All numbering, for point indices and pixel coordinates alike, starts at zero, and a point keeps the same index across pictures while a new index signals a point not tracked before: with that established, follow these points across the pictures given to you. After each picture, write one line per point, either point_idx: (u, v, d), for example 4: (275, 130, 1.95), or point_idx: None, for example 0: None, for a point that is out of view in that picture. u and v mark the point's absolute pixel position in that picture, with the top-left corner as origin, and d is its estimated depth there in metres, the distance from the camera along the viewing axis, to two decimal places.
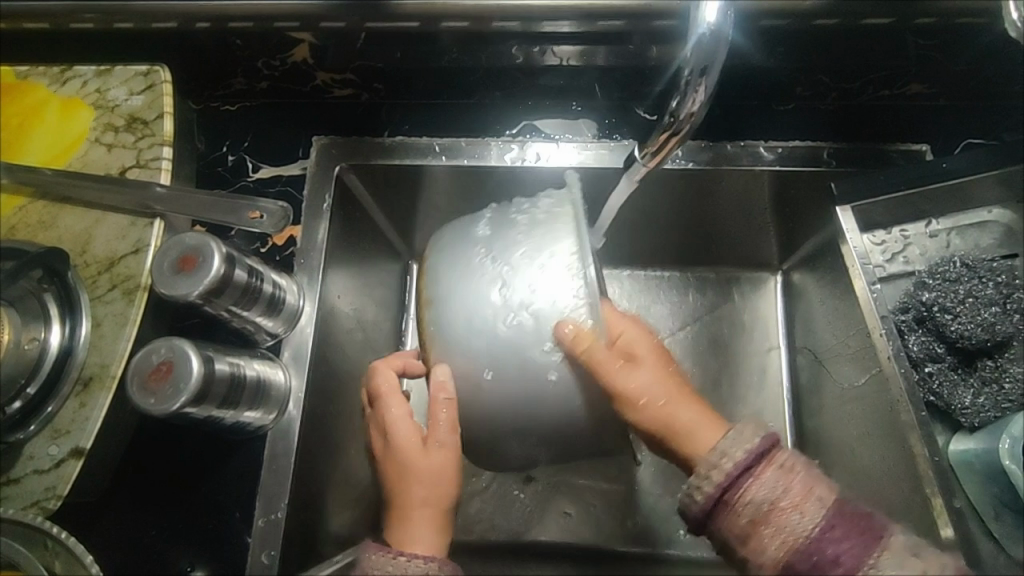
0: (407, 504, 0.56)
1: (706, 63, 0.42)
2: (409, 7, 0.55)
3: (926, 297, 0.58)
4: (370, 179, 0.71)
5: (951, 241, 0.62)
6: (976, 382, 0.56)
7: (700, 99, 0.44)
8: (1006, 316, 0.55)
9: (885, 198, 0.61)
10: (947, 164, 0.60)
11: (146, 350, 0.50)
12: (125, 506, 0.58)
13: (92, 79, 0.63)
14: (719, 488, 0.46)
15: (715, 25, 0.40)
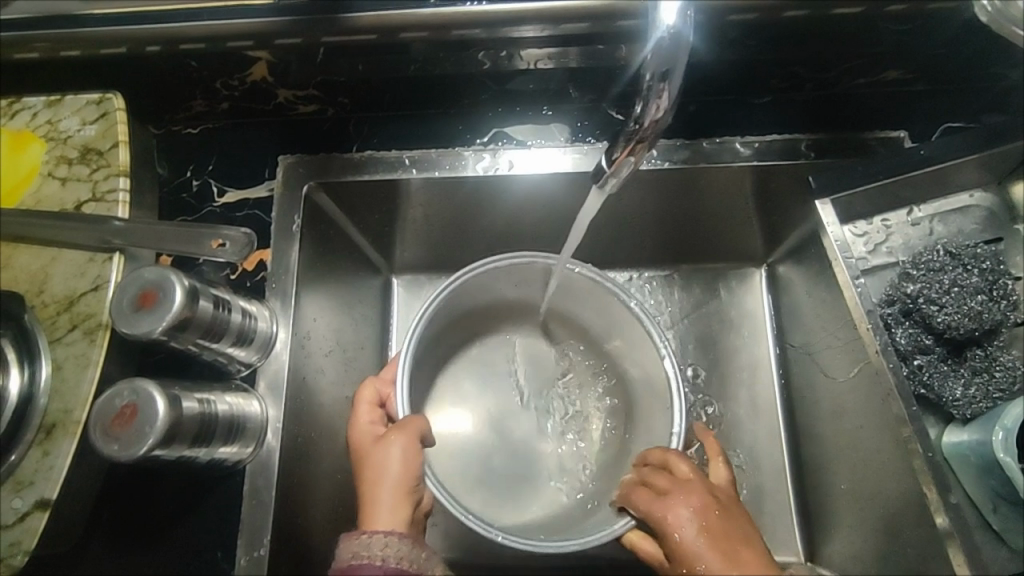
0: (373, 494, 0.54)
1: (667, 67, 0.40)
2: (367, 20, 0.53)
3: (910, 289, 0.56)
4: (342, 195, 0.69)
5: (934, 228, 0.61)
6: (966, 372, 0.54)
7: (664, 105, 0.43)
8: (994, 304, 0.54)
9: (862, 190, 0.59)
10: (926, 150, 0.58)
11: (110, 393, 0.48)
12: (101, 551, 0.55)
13: (41, 111, 0.60)
14: None
15: (674, 28, 0.39)
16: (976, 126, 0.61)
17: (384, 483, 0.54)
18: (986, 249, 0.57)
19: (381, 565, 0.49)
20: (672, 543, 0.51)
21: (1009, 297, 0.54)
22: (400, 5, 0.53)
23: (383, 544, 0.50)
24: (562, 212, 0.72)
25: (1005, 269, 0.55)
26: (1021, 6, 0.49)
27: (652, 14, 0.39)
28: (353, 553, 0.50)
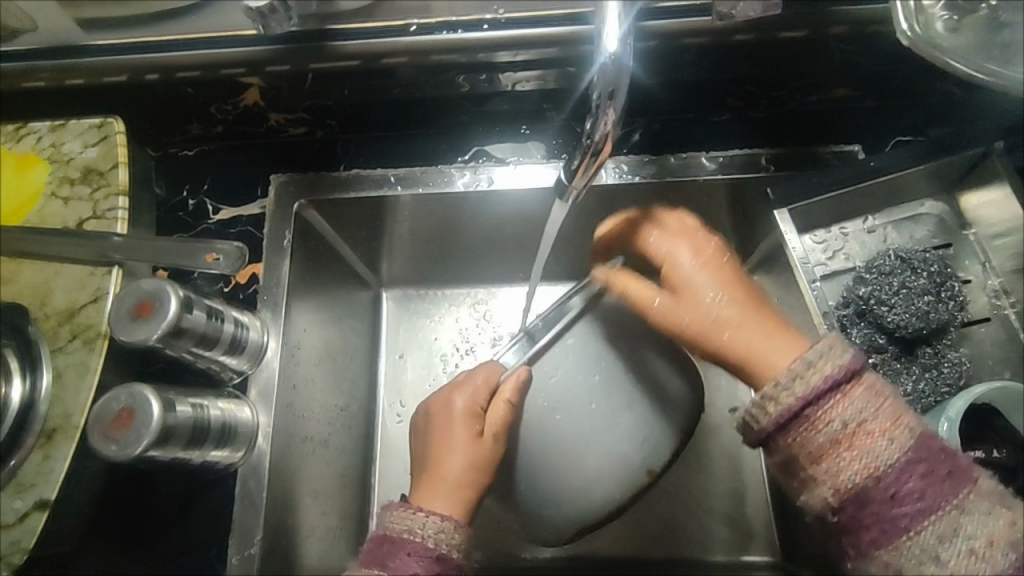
0: (436, 478, 0.54)
1: (612, 87, 0.44)
2: (351, 47, 0.57)
3: (862, 292, 0.59)
4: (331, 212, 0.72)
5: (888, 235, 0.65)
6: (918, 369, 0.57)
7: (613, 121, 0.46)
8: (941, 304, 0.57)
9: (820, 199, 0.63)
10: (875, 163, 0.62)
11: (107, 397, 0.51)
12: (97, 553, 0.58)
13: (46, 135, 0.64)
14: (798, 404, 0.44)
15: (615, 54, 0.43)
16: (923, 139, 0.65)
17: (456, 475, 0.54)
18: (933, 253, 0.61)
19: (429, 546, 0.50)
20: (679, 284, 0.53)
21: (957, 297, 0.58)
22: (379, 34, 0.57)
23: (437, 527, 0.50)
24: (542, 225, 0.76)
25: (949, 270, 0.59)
26: (940, 28, 0.45)
27: (596, 41, 0.44)
28: (405, 526, 0.50)
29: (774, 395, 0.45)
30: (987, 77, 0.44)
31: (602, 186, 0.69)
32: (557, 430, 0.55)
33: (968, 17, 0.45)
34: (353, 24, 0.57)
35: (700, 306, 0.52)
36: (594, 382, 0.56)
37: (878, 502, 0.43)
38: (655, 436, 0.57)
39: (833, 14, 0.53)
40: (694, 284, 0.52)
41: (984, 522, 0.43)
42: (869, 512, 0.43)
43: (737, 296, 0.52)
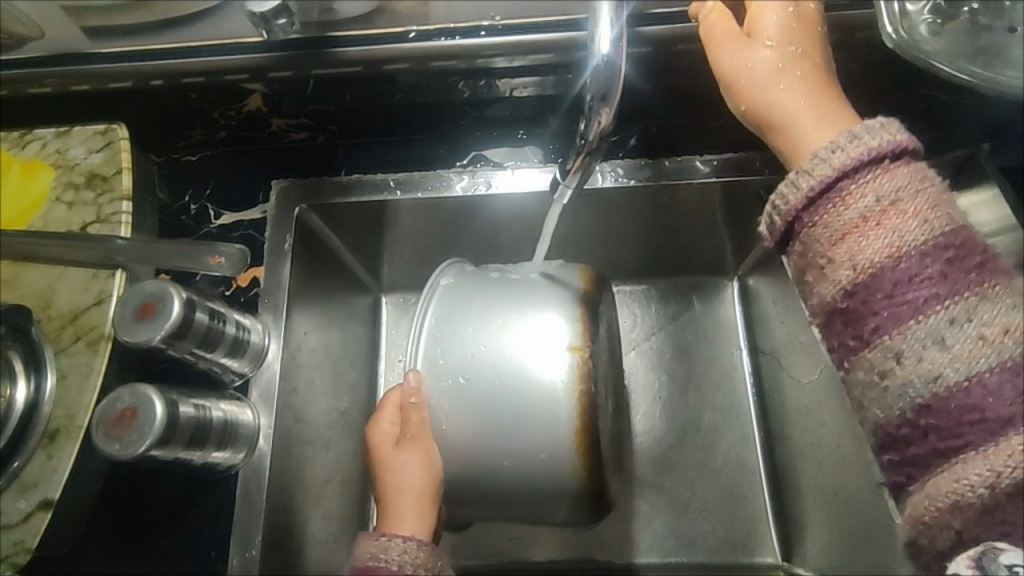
0: (396, 502, 0.57)
1: (604, 90, 0.45)
2: (352, 53, 0.58)
3: None
4: (332, 217, 0.73)
5: None
6: None
7: (605, 122, 0.47)
8: None
9: None
10: None
11: (111, 398, 0.51)
12: (99, 554, 0.58)
13: (51, 141, 0.65)
14: (833, 175, 0.43)
15: (607, 57, 0.44)
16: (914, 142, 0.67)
17: (409, 491, 0.57)
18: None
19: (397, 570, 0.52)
20: (756, 18, 0.49)
21: None
22: (381, 41, 0.58)
23: (402, 550, 0.53)
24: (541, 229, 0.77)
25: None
26: (926, 32, 0.46)
27: (590, 45, 0.45)
28: (370, 555, 0.53)
29: (811, 168, 0.43)
30: (971, 78, 0.45)
31: (598, 189, 0.70)
32: (454, 423, 0.57)
33: (951, 22, 0.46)
34: (355, 31, 0.59)
35: (764, 54, 0.48)
36: (460, 363, 0.58)
37: (891, 280, 0.41)
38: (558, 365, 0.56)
39: (824, 19, 0.55)
40: (773, 31, 0.48)
41: (1002, 313, 0.40)
42: (881, 297, 0.41)
43: (807, 87, 0.48)
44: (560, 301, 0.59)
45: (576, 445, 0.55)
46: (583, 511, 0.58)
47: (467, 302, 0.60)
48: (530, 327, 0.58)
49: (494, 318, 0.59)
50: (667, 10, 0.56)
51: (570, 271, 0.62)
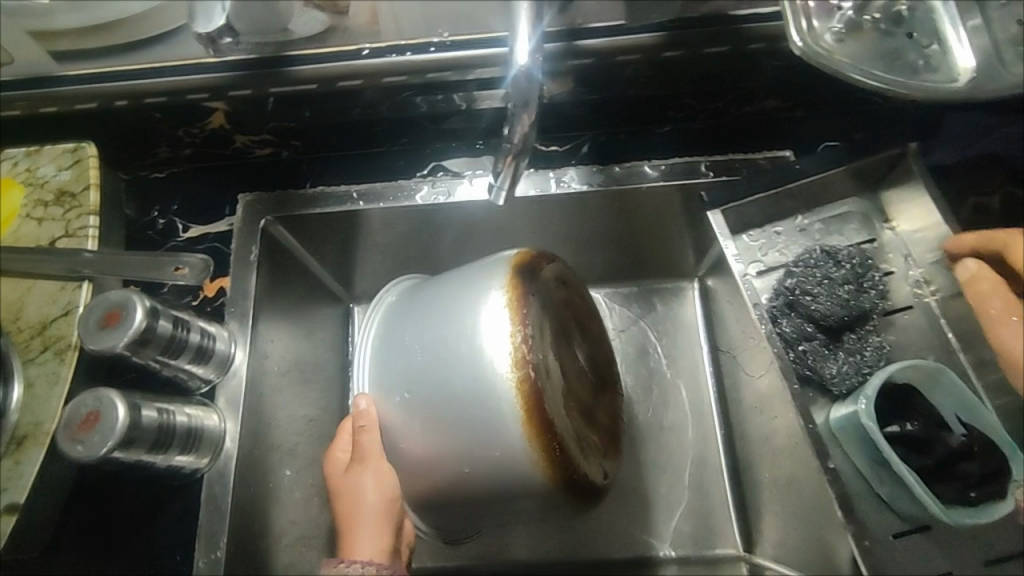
0: (355, 520, 0.59)
1: (525, 98, 0.49)
2: (306, 72, 0.61)
3: (789, 284, 0.64)
4: (298, 228, 0.76)
5: (818, 231, 0.68)
6: (843, 354, 0.61)
7: (527, 126, 0.50)
8: (861, 294, 0.63)
9: (747, 200, 0.67)
10: (800, 166, 0.68)
11: (75, 403, 0.53)
12: (67, 558, 0.59)
13: (22, 160, 0.68)
14: None
15: (525, 66, 0.48)
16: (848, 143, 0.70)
17: (365, 511, 0.58)
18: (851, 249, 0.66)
19: None
20: None
21: (877, 287, 0.64)
22: (334, 59, 0.61)
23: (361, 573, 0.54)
24: (502, 236, 0.80)
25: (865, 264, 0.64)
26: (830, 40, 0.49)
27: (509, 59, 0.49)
28: None
29: None
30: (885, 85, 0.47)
31: (554, 196, 0.73)
32: (409, 439, 0.59)
33: (855, 32, 0.49)
34: (309, 50, 0.62)
35: None
36: (404, 381, 0.61)
37: None
38: (489, 359, 0.56)
39: (745, 31, 0.59)
40: None
41: None
42: None
43: None
44: (489, 293, 0.58)
45: (525, 431, 0.54)
46: (563, 491, 0.56)
47: (409, 322, 0.64)
48: (459, 328, 0.58)
49: (430, 330, 0.61)
50: (603, 24, 0.60)
51: (500, 260, 0.61)
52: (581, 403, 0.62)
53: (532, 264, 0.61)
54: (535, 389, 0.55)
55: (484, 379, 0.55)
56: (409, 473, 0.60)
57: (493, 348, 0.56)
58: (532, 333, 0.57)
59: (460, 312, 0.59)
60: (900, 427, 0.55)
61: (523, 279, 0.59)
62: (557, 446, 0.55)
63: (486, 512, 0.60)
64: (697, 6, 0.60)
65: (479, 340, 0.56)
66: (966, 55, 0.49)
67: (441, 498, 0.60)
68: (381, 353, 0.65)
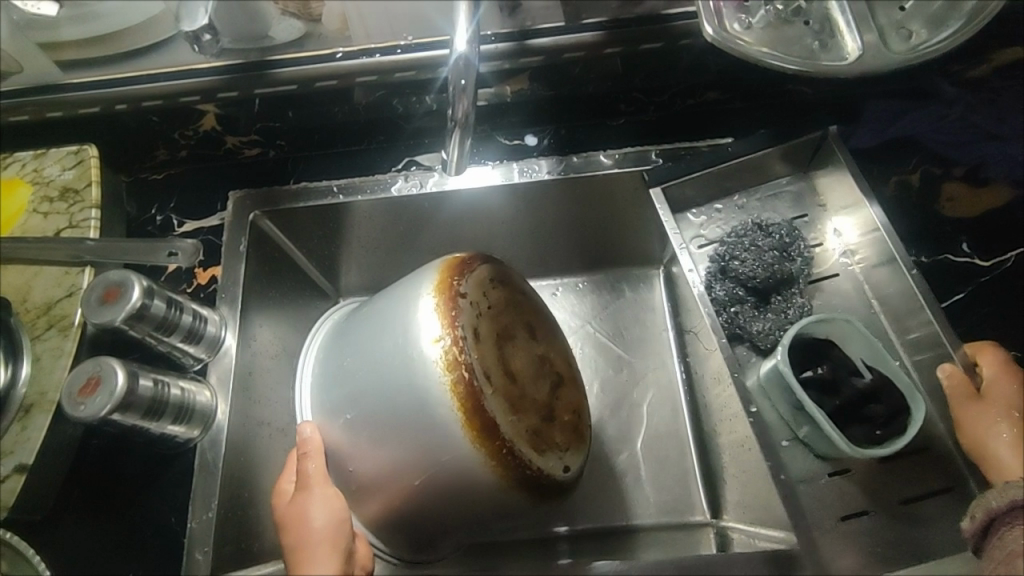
0: (303, 546, 0.54)
1: (465, 77, 0.56)
2: (287, 74, 0.68)
3: (721, 251, 0.72)
4: (284, 221, 0.82)
5: (751, 207, 0.76)
6: (771, 314, 0.69)
7: (467, 103, 0.56)
8: (785, 258, 0.70)
9: (686, 176, 0.73)
10: (733, 148, 0.73)
11: (78, 369, 0.59)
12: (71, 522, 0.64)
13: (29, 162, 0.74)
14: None
15: (465, 53, 0.55)
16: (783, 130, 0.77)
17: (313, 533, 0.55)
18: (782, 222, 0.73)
19: None
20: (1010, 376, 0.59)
21: (801, 254, 0.70)
22: (310, 62, 0.68)
23: None
24: (476, 228, 0.85)
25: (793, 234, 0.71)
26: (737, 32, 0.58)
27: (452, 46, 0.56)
28: None
29: None
30: (797, 67, 0.56)
31: (521, 185, 0.78)
32: (358, 458, 0.61)
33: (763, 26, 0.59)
34: (288, 55, 0.69)
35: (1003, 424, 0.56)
36: (347, 401, 0.62)
37: None
38: (423, 365, 0.56)
39: (676, 28, 0.66)
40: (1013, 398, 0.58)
41: None
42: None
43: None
44: (420, 302, 0.59)
45: (466, 432, 0.55)
46: (516, 486, 0.56)
47: (352, 344, 0.65)
48: (394, 340, 0.59)
49: (369, 343, 0.62)
50: (549, 25, 0.67)
51: (432, 269, 0.62)
52: (538, 397, 0.61)
53: (461, 271, 0.62)
54: (471, 389, 0.55)
55: (422, 384, 0.56)
56: (365, 488, 0.61)
57: (427, 354, 0.57)
58: (463, 335, 0.57)
59: (394, 324, 0.60)
60: (813, 372, 0.62)
61: (451, 286, 0.60)
62: (502, 444, 0.56)
63: (448, 517, 0.60)
64: (632, 7, 0.67)
65: (413, 348, 0.57)
66: (854, 38, 0.59)
67: (401, 510, 0.61)
68: (329, 371, 0.66)
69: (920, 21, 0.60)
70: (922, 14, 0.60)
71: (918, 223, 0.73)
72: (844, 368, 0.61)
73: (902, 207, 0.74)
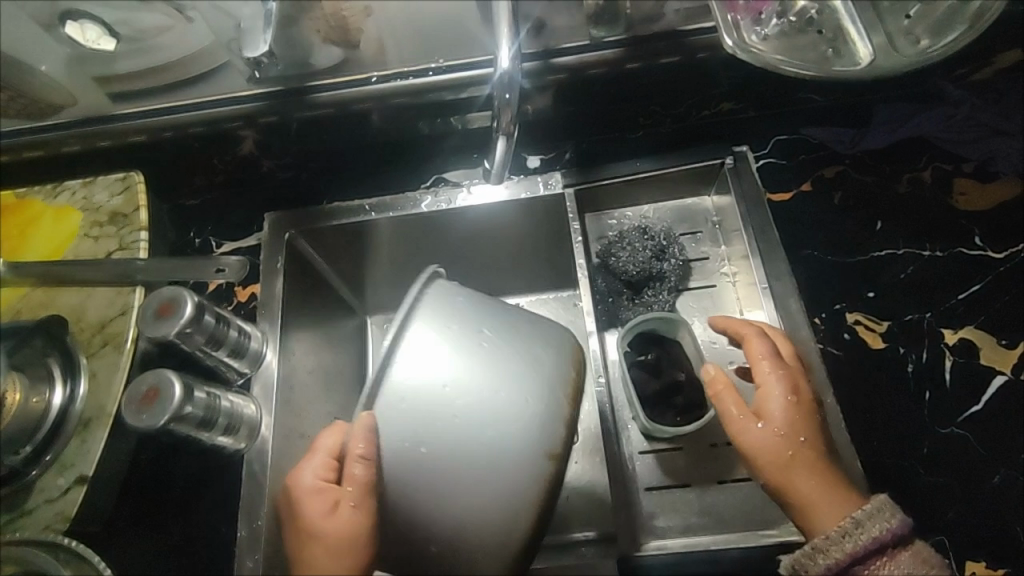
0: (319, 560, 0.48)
1: (508, 91, 0.60)
2: (326, 98, 0.72)
3: (603, 248, 0.81)
4: (318, 242, 0.84)
5: (646, 214, 0.85)
6: (644, 304, 0.78)
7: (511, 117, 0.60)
8: (658, 261, 0.78)
9: (596, 183, 0.81)
10: (640, 163, 0.81)
11: (137, 381, 0.61)
12: (127, 532, 0.67)
13: (78, 190, 0.78)
14: (850, 558, 0.51)
15: (509, 69, 0.59)
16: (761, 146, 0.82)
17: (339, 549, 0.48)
18: (664, 227, 0.82)
19: None
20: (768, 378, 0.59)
21: (677, 259, 0.79)
22: (348, 86, 0.72)
23: None
24: (500, 242, 0.86)
25: (670, 238, 0.80)
26: (755, 44, 0.62)
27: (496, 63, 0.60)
28: None
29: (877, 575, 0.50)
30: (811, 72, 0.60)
31: (543, 199, 0.80)
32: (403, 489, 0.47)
33: (777, 37, 0.63)
34: (328, 79, 0.72)
35: (760, 434, 0.56)
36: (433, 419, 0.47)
37: None
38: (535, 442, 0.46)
39: (694, 42, 0.69)
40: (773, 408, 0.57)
41: None
42: None
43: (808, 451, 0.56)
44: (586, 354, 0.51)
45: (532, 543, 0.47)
46: None
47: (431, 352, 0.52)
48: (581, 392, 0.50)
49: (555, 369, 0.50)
50: (573, 44, 0.71)
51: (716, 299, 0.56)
52: None
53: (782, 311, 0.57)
54: (564, 457, 0.47)
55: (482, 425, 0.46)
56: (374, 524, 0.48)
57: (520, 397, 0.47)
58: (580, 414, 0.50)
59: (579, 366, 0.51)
60: (644, 357, 0.73)
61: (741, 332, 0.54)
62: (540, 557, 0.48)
63: None
64: (652, 24, 0.71)
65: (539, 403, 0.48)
66: (866, 44, 0.63)
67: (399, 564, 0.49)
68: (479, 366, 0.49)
69: (925, 27, 0.63)
70: (927, 20, 0.64)
71: (933, 218, 0.76)
72: (673, 362, 0.72)
73: (917, 205, 0.77)
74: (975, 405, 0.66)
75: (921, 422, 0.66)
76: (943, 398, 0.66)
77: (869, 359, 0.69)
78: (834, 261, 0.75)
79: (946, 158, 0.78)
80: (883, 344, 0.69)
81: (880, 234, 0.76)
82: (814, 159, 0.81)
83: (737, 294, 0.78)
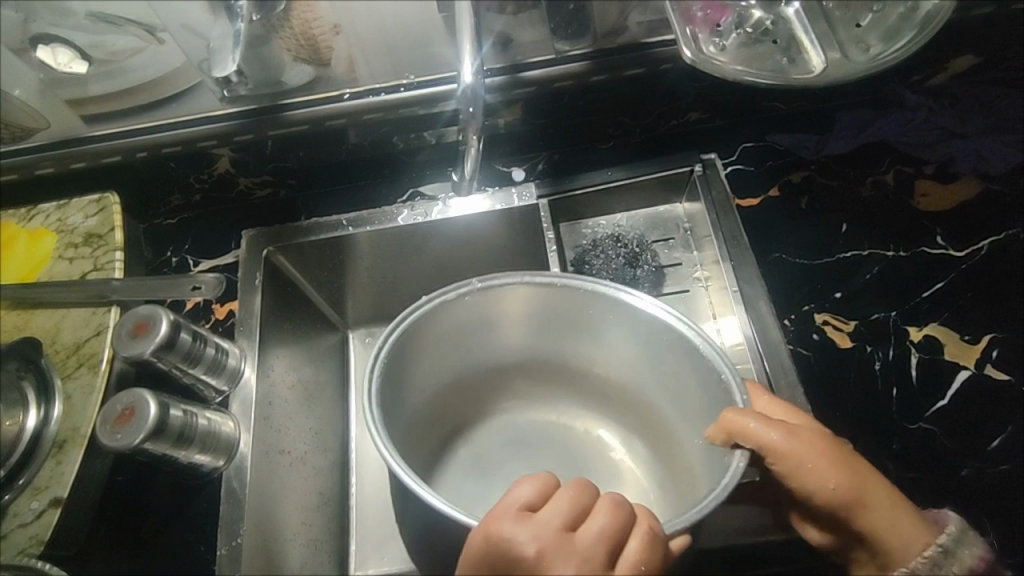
0: None
1: (472, 104, 0.61)
2: (299, 115, 0.73)
3: (577, 256, 0.81)
4: (296, 257, 0.84)
5: (620, 223, 0.86)
6: None
7: (476, 129, 0.62)
8: (632, 267, 0.79)
9: (570, 192, 0.82)
10: (612, 172, 0.82)
11: (112, 401, 0.61)
12: (102, 554, 0.66)
13: (53, 213, 0.78)
14: None
15: (471, 85, 0.60)
16: (729, 154, 0.84)
17: None
18: (636, 235, 0.82)
19: None
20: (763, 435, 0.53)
21: (651, 266, 0.80)
22: (320, 103, 0.73)
23: None
24: (478, 253, 0.87)
25: (643, 246, 0.81)
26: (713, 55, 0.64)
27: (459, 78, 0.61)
28: None
29: None
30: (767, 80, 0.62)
31: (518, 210, 0.81)
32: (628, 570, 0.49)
33: (734, 48, 0.65)
34: (300, 98, 0.73)
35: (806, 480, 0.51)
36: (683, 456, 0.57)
37: None
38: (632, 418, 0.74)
39: (657, 54, 0.72)
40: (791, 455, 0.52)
41: None
42: None
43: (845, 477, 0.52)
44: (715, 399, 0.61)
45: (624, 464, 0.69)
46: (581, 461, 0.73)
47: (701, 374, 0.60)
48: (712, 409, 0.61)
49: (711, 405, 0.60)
50: (539, 59, 0.73)
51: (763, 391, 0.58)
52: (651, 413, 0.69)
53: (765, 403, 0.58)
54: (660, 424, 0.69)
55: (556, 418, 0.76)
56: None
57: (581, 469, 0.73)
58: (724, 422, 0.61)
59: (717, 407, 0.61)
60: None
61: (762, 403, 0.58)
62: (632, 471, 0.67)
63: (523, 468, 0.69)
64: (616, 37, 0.73)
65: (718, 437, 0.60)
66: (819, 54, 0.65)
67: None
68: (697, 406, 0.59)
69: (875, 36, 0.66)
70: (877, 29, 0.66)
71: (897, 220, 0.78)
72: None
73: (881, 206, 0.79)
74: (940, 400, 0.67)
75: (890, 418, 0.67)
76: (910, 393, 0.68)
77: (839, 359, 0.70)
78: (802, 264, 0.77)
79: (907, 161, 0.81)
80: (851, 343, 0.71)
81: (846, 236, 0.78)
82: (780, 165, 0.83)
83: (710, 300, 0.79)
